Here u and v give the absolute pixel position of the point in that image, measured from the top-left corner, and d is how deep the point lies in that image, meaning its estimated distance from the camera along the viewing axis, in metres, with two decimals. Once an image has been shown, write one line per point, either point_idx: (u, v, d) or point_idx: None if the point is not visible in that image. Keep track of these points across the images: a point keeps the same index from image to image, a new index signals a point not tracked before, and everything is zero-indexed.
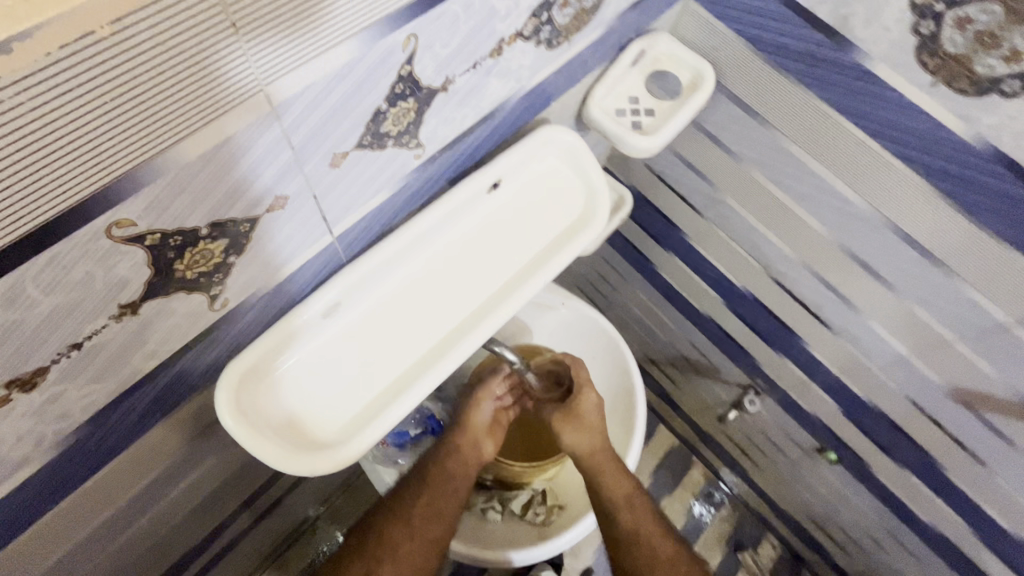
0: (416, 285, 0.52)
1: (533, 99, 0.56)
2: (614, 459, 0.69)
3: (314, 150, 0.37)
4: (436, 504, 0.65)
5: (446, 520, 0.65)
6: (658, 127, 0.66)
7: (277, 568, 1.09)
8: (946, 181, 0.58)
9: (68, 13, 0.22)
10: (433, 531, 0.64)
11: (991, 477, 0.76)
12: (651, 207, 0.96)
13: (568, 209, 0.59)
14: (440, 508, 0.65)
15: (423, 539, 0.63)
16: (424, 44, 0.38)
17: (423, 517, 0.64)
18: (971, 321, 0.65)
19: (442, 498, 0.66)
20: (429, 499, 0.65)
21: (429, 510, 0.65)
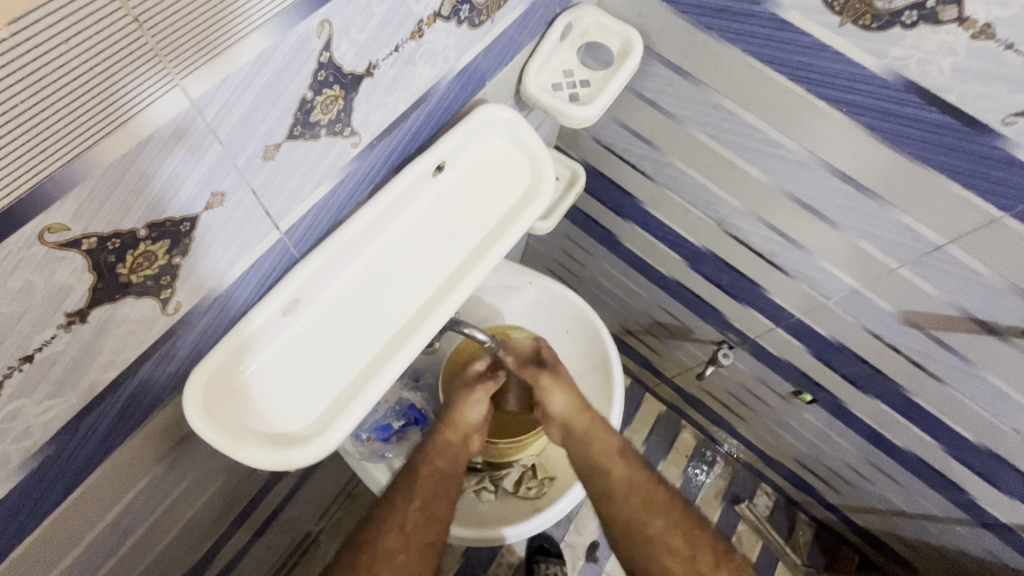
0: (369, 279, 0.50)
1: (466, 80, 0.53)
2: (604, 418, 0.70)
3: (244, 143, 0.32)
4: (429, 507, 0.63)
5: (440, 522, 0.63)
6: (595, 96, 0.67)
7: (303, 565, 1.17)
8: (866, 116, 0.62)
9: None
10: (428, 535, 0.62)
11: (950, 391, 0.83)
12: (605, 179, 1.01)
13: (518, 185, 0.58)
14: (433, 510, 0.63)
15: (419, 546, 0.61)
16: (340, 28, 0.33)
17: (417, 522, 0.62)
18: (909, 246, 0.70)
19: (435, 500, 0.64)
20: (422, 501, 0.63)
21: (423, 513, 0.62)
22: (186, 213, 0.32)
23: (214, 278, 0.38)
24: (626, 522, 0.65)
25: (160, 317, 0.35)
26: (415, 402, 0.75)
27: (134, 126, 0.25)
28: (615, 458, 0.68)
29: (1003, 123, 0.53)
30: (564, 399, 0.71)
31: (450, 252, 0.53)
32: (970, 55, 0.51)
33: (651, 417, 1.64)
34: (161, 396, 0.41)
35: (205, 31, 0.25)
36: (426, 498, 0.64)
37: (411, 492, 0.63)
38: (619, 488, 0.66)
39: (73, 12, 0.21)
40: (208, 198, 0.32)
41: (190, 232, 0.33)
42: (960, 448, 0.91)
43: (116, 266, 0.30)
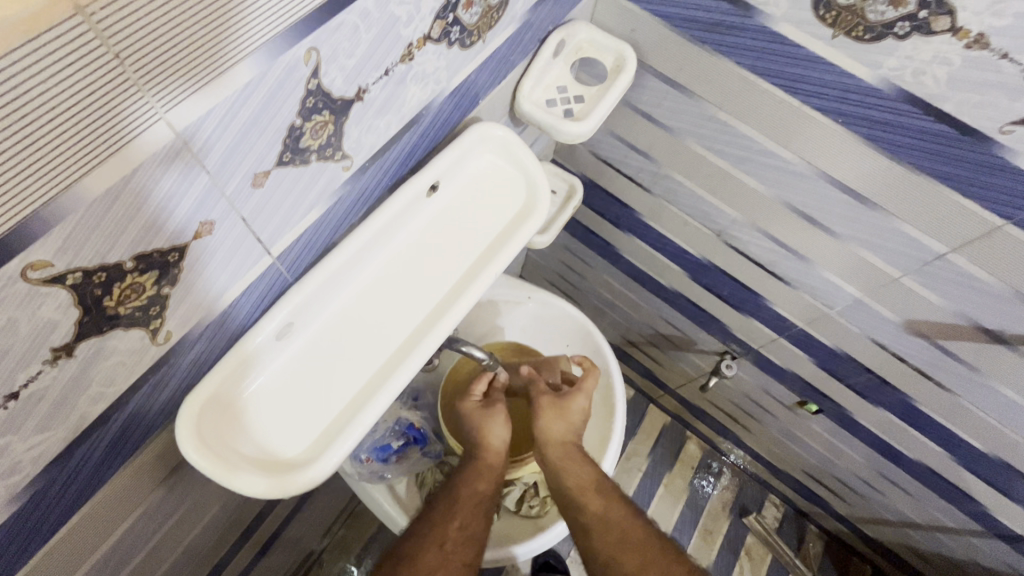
0: (365, 300, 0.50)
1: (459, 99, 0.53)
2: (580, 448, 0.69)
3: (233, 171, 0.32)
4: (469, 527, 0.61)
5: (477, 544, 0.61)
6: (589, 111, 0.67)
7: None
8: (863, 126, 0.61)
9: None
10: (467, 555, 0.59)
11: (959, 400, 0.82)
12: (603, 191, 1.01)
13: (514, 202, 0.58)
14: (471, 530, 0.61)
15: (459, 565, 0.58)
16: (328, 55, 0.33)
17: (455, 541, 0.59)
18: (911, 255, 0.69)
19: (474, 520, 0.62)
20: (462, 521, 0.61)
21: (462, 533, 0.60)
22: (175, 242, 0.31)
23: (205, 305, 0.37)
24: (602, 560, 0.61)
25: (151, 347, 0.35)
26: (414, 422, 0.74)
27: (118, 159, 0.25)
28: (588, 491, 0.66)
29: (1002, 131, 0.53)
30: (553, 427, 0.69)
31: (448, 270, 0.53)
32: (965, 64, 0.51)
33: (656, 428, 1.62)
34: (154, 425, 0.41)
35: (190, 66, 0.25)
36: (466, 518, 0.62)
37: (453, 511, 0.62)
38: (593, 523, 0.64)
39: (55, 54, 0.21)
40: (198, 226, 0.32)
41: (179, 261, 0.33)
42: (972, 458, 0.89)
43: (103, 299, 0.29)
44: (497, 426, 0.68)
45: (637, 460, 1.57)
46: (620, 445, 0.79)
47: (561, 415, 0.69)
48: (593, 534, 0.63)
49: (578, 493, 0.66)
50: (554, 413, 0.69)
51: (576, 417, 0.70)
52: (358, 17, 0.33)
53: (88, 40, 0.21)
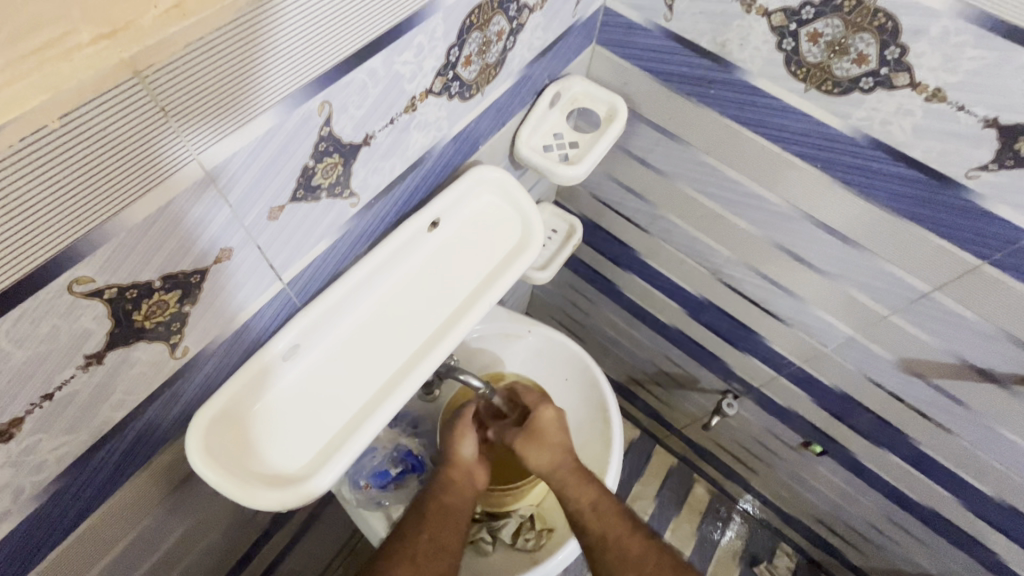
0: (365, 326, 0.53)
1: (460, 144, 0.58)
2: (578, 467, 0.70)
3: (251, 207, 0.37)
4: (440, 537, 0.63)
5: (451, 555, 0.63)
6: (583, 156, 0.72)
7: None
8: (841, 171, 0.65)
9: (21, 115, 0.22)
10: (440, 567, 0.61)
11: (959, 441, 0.82)
12: (602, 231, 1.05)
13: (509, 238, 0.62)
14: (443, 541, 0.63)
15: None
16: (339, 107, 0.38)
17: (428, 553, 0.61)
18: (898, 293, 0.72)
19: (444, 531, 0.64)
20: (432, 532, 0.63)
21: (433, 544, 0.62)
22: (197, 265, 0.36)
23: (220, 325, 0.41)
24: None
25: (170, 360, 0.39)
26: (413, 449, 0.76)
27: (157, 192, 0.30)
28: (593, 513, 0.67)
29: (968, 176, 0.56)
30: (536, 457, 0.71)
31: (440, 303, 0.56)
32: (927, 115, 0.55)
33: (662, 470, 1.60)
34: (167, 435, 0.44)
35: (221, 116, 0.30)
36: (436, 530, 0.64)
37: (422, 524, 0.64)
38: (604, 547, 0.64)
39: (117, 110, 0.26)
40: (218, 253, 0.37)
41: (200, 283, 0.37)
42: (980, 503, 0.88)
43: (133, 313, 0.33)
44: (461, 445, 0.72)
45: (643, 503, 1.54)
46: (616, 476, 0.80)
47: (538, 446, 0.72)
48: (600, 552, 0.64)
49: (584, 512, 0.67)
50: (532, 446, 0.71)
51: (554, 436, 0.72)
52: (367, 74, 0.39)
53: (142, 98, 0.26)
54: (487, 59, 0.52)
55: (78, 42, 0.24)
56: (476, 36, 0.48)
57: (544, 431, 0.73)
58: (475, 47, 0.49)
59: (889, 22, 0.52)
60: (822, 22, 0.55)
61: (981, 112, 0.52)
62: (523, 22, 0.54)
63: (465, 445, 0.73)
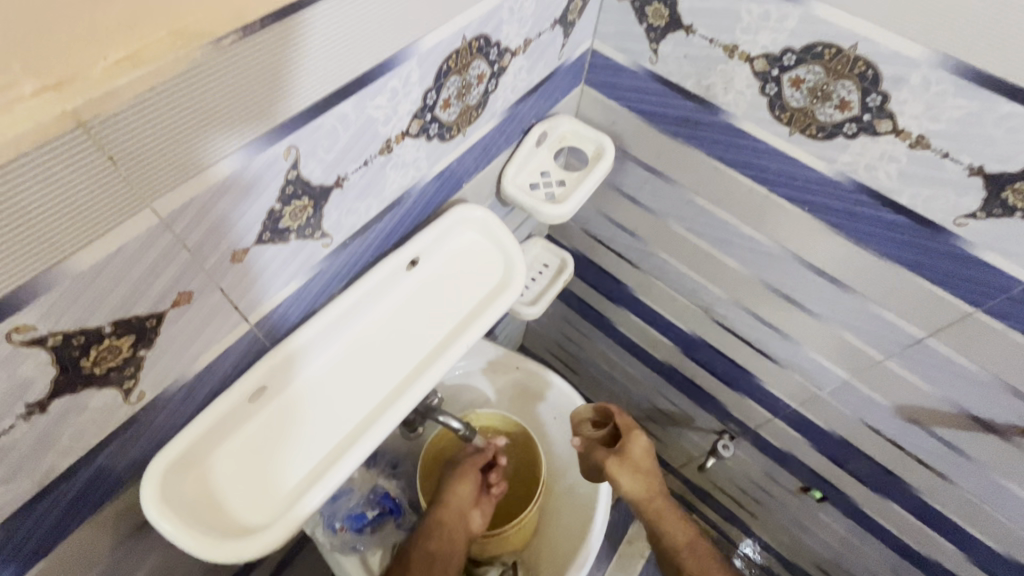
0: (338, 366, 0.52)
1: (442, 182, 0.58)
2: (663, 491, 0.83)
3: (212, 249, 0.36)
4: None
5: None
6: (569, 194, 0.72)
7: None
8: (828, 215, 0.64)
9: None
10: None
11: (962, 493, 0.78)
12: (595, 266, 1.05)
13: (490, 277, 0.61)
14: None
15: None
16: (307, 151, 0.38)
17: None
18: (891, 338, 0.70)
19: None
20: None
21: None
22: (153, 309, 0.35)
23: (180, 368, 0.40)
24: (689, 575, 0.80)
25: (122, 406, 0.38)
26: (390, 491, 0.73)
27: (107, 239, 0.29)
28: (678, 522, 0.83)
29: (956, 223, 0.55)
30: (628, 480, 0.80)
31: (422, 340, 0.55)
32: (912, 161, 0.54)
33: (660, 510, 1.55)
34: (123, 479, 0.42)
35: (177, 163, 0.30)
36: None
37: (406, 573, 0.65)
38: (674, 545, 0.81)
39: (58, 161, 0.25)
40: (176, 296, 0.36)
41: (156, 326, 0.36)
42: (986, 558, 0.84)
43: (80, 359, 0.32)
44: (458, 486, 0.70)
45: (639, 545, 1.49)
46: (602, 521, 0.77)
47: (630, 469, 0.80)
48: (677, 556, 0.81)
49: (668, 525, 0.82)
50: (626, 471, 0.80)
51: (642, 462, 0.82)
52: (336, 119, 0.39)
53: (86, 149, 0.26)
54: (467, 101, 0.53)
55: (20, 94, 0.24)
56: (455, 79, 0.49)
57: (632, 456, 0.81)
58: (453, 90, 0.49)
59: (869, 70, 0.51)
60: (803, 69, 0.55)
61: (968, 160, 0.51)
62: (505, 65, 0.55)
63: (462, 487, 0.70)
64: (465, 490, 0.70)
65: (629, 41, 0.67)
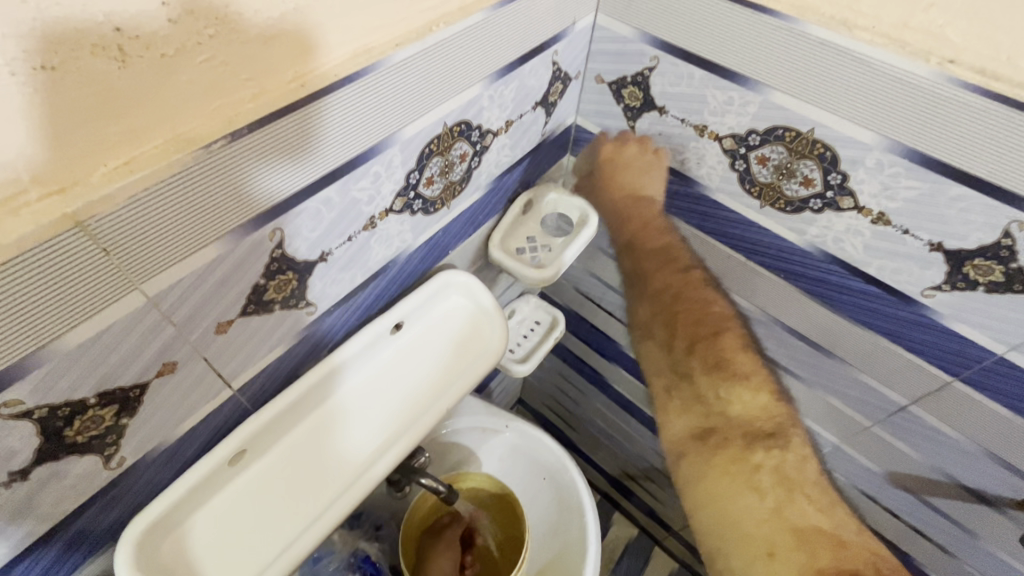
0: (319, 428, 0.53)
1: (428, 250, 0.61)
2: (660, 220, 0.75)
3: (198, 323, 0.39)
4: None
5: None
6: (554, 260, 0.75)
7: None
8: (803, 282, 0.66)
9: None
10: None
11: (962, 565, 0.76)
12: (586, 322, 1.06)
13: (473, 340, 0.63)
14: None
15: None
16: (292, 232, 0.41)
17: None
18: (874, 404, 0.70)
19: None
20: None
21: None
22: (137, 380, 0.37)
23: (162, 433, 0.42)
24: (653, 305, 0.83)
25: (103, 471, 0.39)
26: (371, 554, 0.72)
27: (96, 319, 0.32)
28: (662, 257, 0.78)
29: (924, 295, 0.57)
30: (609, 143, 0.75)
31: (412, 393, 0.58)
32: (875, 236, 0.57)
33: (662, 574, 1.49)
34: (99, 543, 0.43)
35: (165, 249, 0.33)
36: None
37: None
38: (683, 392, 0.84)
39: (54, 256, 0.28)
40: (160, 367, 0.38)
41: (140, 396, 0.38)
42: None
43: (64, 430, 0.35)
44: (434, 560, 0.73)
45: None
46: None
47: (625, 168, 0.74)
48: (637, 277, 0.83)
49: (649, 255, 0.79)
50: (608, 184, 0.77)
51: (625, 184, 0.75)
52: (321, 202, 0.42)
53: (82, 243, 0.29)
54: (450, 178, 0.56)
55: (26, 202, 0.27)
56: (437, 160, 0.53)
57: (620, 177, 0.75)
58: (436, 169, 0.53)
59: (827, 152, 0.55)
60: (767, 148, 0.59)
61: (926, 237, 0.53)
62: (487, 143, 0.59)
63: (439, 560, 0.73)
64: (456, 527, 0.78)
65: (609, 119, 0.72)
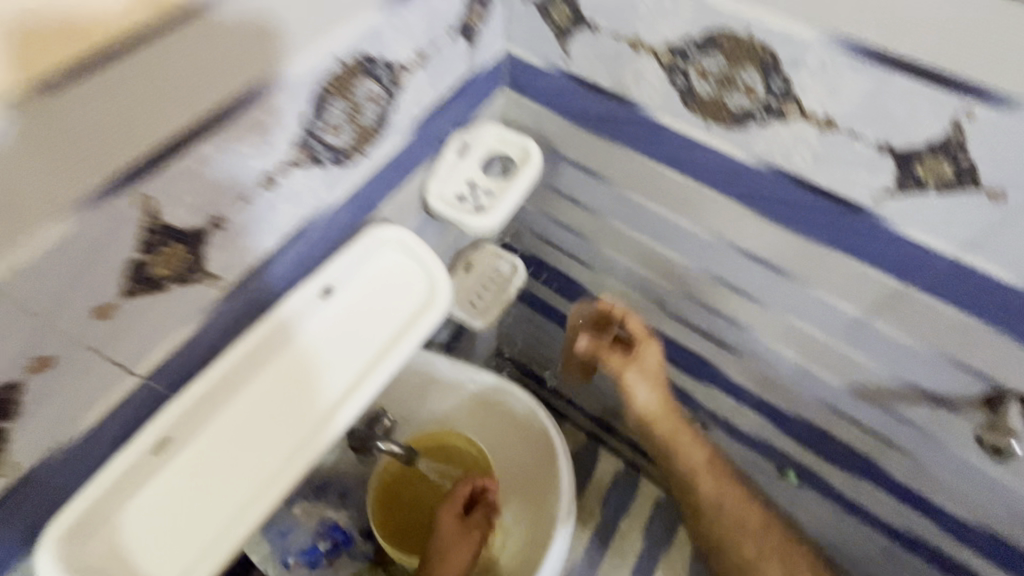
0: (252, 406, 0.50)
1: (353, 205, 0.57)
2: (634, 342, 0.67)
3: (66, 311, 0.36)
4: None
5: None
6: (497, 204, 0.70)
7: None
8: (754, 201, 0.63)
9: None
10: None
11: (923, 465, 0.79)
12: (549, 267, 1.03)
13: (416, 295, 0.59)
14: None
15: None
16: (161, 201, 0.38)
17: None
18: (833, 319, 0.69)
19: None
20: None
21: None
22: (7, 377, 0.35)
23: (61, 427, 0.41)
24: None
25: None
26: (339, 521, 0.72)
27: None
28: None
29: (874, 201, 0.54)
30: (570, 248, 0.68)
31: (355, 357, 0.55)
32: (823, 144, 0.53)
33: (651, 501, 1.55)
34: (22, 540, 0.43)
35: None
36: None
37: None
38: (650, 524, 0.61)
39: None
40: (32, 362, 0.36)
41: (16, 394, 0.36)
42: (952, 525, 0.85)
43: None
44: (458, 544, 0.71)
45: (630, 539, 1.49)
46: (568, 530, 0.75)
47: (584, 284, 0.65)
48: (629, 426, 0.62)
49: None
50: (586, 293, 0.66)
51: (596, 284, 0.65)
52: (192, 164, 0.38)
53: None
54: (362, 123, 0.51)
55: None
56: (340, 103, 0.47)
57: None
58: (341, 113, 0.48)
59: (767, 55, 0.50)
60: (705, 58, 0.54)
61: (872, 137, 0.50)
62: (401, 81, 0.53)
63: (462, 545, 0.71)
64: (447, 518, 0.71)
65: (540, 43, 0.66)
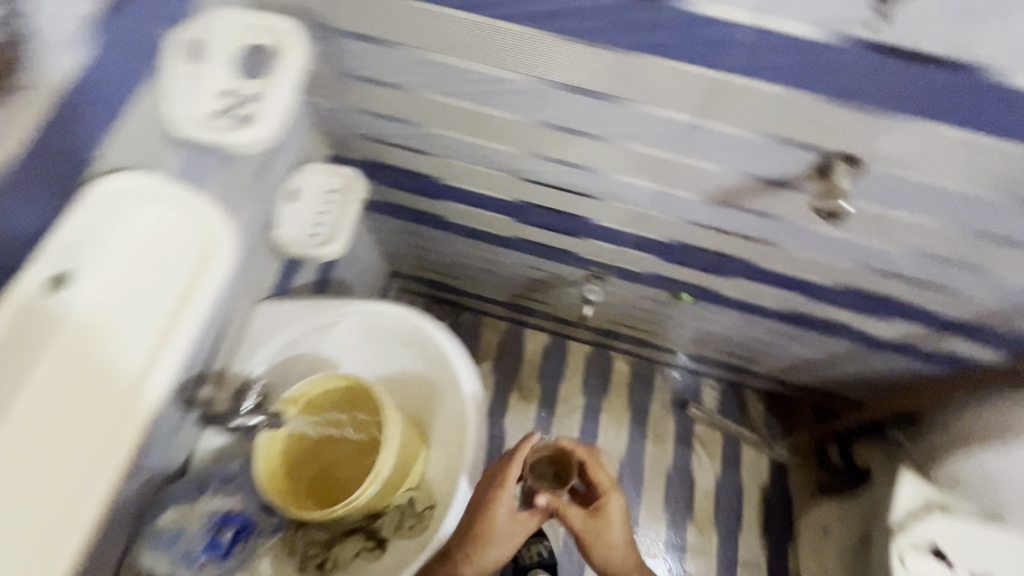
0: (29, 429, 0.44)
1: (40, 156, 0.46)
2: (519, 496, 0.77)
3: None
4: None
5: None
6: (263, 109, 0.56)
7: None
8: (549, 19, 0.55)
9: None
10: None
11: (783, 248, 0.82)
12: (391, 169, 0.93)
13: (191, 246, 0.53)
14: None
15: None
16: None
17: None
18: (664, 132, 0.65)
19: None
20: None
21: None
22: None
23: None
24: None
25: None
26: (234, 508, 0.68)
27: None
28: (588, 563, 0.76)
29: None
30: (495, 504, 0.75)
31: (142, 333, 0.50)
32: None
33: (582, 360, 1.66)
34: None
35: None
36: None
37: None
38: None
39: None
40: None
41: None
42: (817, 291, 0.93)
43: None
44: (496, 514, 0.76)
45: (572, 399, 1.61)
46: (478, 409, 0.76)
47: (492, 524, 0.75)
48: None
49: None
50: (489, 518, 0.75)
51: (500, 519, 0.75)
52: None
53: None
54: None
55: None
56: None
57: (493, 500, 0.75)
58: None
59: None
60: None
61: None
62: None
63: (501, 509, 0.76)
64: (501, 514, 0.75)
65: None
